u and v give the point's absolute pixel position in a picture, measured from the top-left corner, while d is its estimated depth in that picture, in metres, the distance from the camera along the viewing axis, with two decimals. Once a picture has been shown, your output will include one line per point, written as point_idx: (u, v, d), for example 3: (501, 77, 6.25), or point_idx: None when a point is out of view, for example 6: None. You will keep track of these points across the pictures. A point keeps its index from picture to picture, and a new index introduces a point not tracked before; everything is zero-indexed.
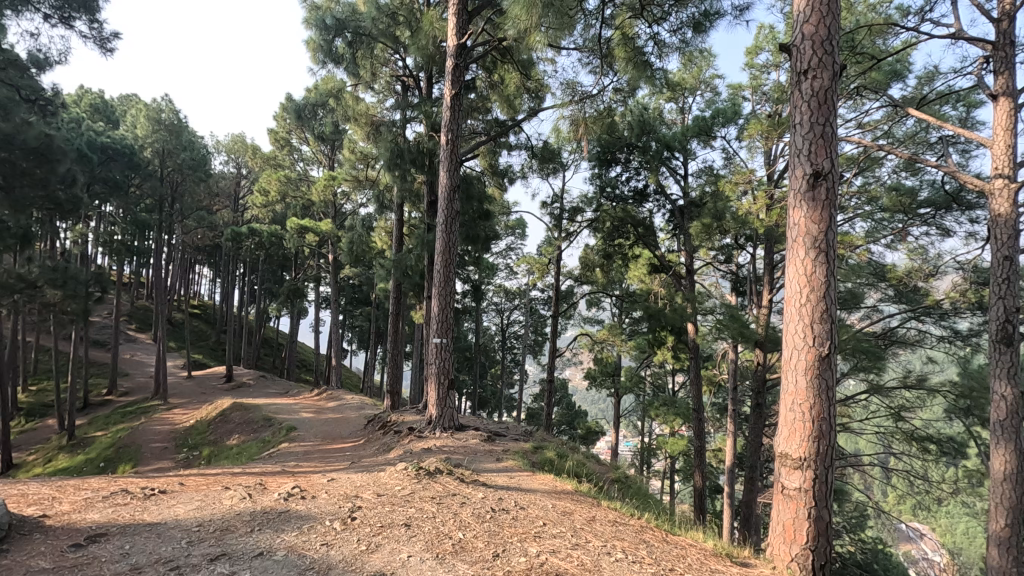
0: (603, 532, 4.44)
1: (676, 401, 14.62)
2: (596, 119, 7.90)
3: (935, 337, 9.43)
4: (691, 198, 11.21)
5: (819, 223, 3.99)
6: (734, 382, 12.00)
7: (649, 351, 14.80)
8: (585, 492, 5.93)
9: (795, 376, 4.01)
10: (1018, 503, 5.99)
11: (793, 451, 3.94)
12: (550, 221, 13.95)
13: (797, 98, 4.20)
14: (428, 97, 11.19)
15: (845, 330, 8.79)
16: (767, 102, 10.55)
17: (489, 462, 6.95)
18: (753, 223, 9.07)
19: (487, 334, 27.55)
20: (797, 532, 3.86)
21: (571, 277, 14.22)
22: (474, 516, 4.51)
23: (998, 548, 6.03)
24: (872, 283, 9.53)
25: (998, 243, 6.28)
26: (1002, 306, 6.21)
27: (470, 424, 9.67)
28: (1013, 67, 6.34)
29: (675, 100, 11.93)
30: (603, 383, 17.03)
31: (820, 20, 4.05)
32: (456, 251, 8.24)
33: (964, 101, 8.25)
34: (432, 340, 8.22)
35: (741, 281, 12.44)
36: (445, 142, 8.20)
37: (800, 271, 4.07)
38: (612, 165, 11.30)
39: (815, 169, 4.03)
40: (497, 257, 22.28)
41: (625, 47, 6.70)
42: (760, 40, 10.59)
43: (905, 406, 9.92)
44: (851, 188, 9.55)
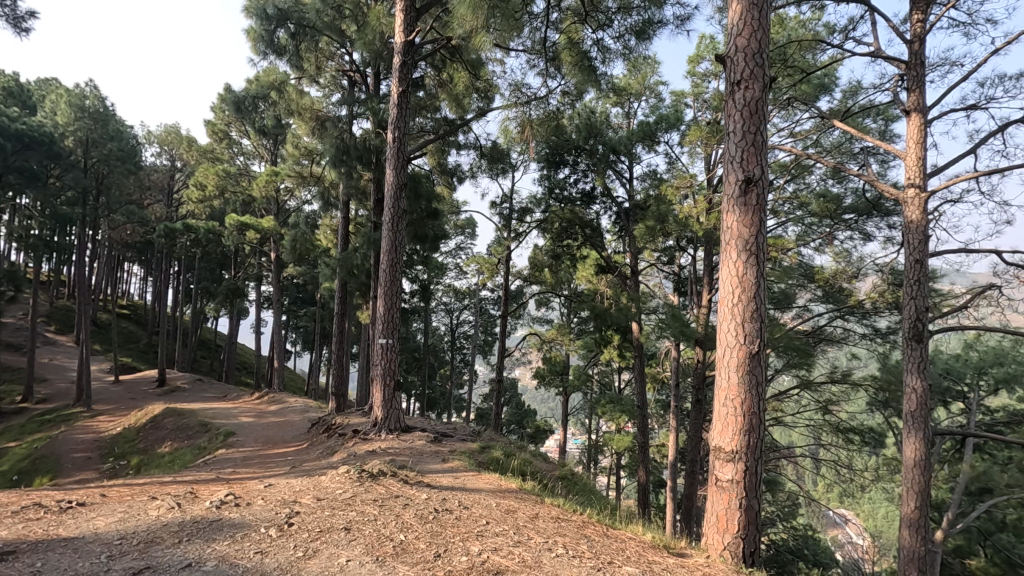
0: (545, 529, 4.50)
1: (622, 398, 14.95)
2: (543, 120, 7.99)
3: (858, 334, 10.07)
4: (636, 201, 11.56)
5: (750, 226, 4.20)
6: (676, 379, 12.41)
7: (596, 350, 15.11)
8: (529, 490, 5.98)
9: (726, 373, 4.20)
10: (925, 487, 6.50)
11: (725, 444, 4.12)
12: (499, 221, 14.00)
13: (730, 107, 4.40)
14: (375, 94, 11.00)
15: (778, 328, 9.26)
16: (707, 109, 10.98)
17: (434, 462, 6.91)
18: (693, 225, 9.41)
19: (436, 335, 27.30)
20: (729, 522, 4.05)
21: (520, 277, 14.31)
22: (417, 517, 4.47)
23: (908, 529, 6.53)
24: (802, 284, 10.11)
25: (910, 247, 6.78)
26: (914, 306, 6.70)
27: (416, 425, 9.57)
28: (924, 85, 6.88)
29: (621, 105, 12.22)
30: (551, 383, 17.19)
31: (752, 33, 4.27)
32: (403, 251, 8.13)
33: (883, 114, 8.87)
34: (378, 341, 8.07)
35: (682, 282, 12.87)
36: (391, 139, 8.07)
37: (732, 273, 4.26)
38: (560, 166, 11.45)
39: (746, 175, 4.24)
40: (447, 256, 22.12)
41: (572, 51, 6.79)
42: (701, 50, 11.02)
43: (832, 401, 10.55)
44: (784, 194, 10.09)
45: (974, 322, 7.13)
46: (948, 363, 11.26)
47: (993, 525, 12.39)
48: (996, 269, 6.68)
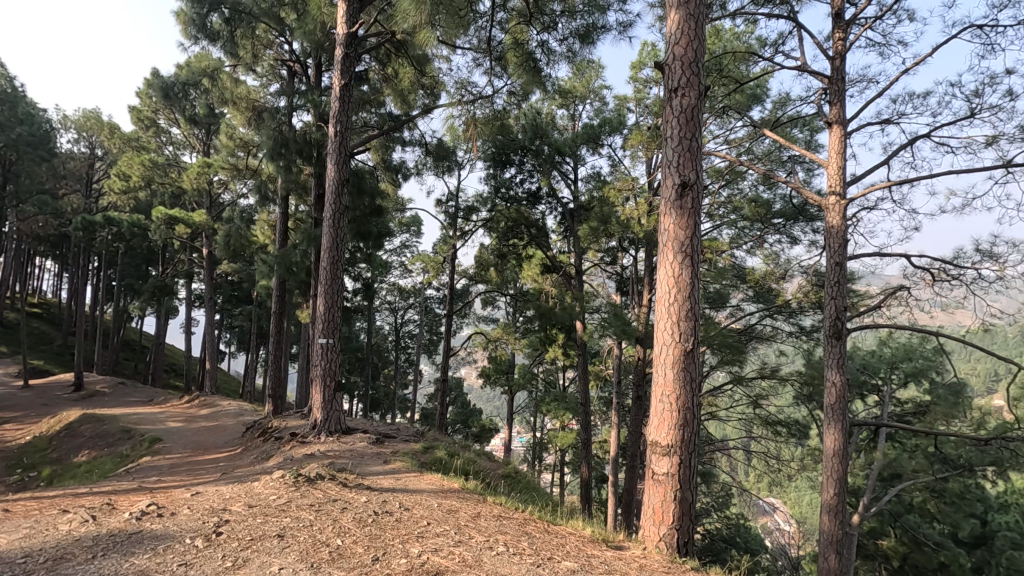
0: (487, 528, 4.50)
1: (566, 396, 15.14)
2: (488, 119, 7.97)
3: (785, 332, 10.67)
4: (581, 201, 11.76)
5: (686, 229, 4.36)
6: (618, 376, 12.71)
7: (541, 348, 15.24)
8: (472, 489, 5.98)
9: (663, 370, 4.34)
10: (843, 474, 6.97)
11: (662, 439, 4.25)
12: (445, 220, 13.89)
13: (668, 113, 4.54)
14: (316, 86, 10.65)
15: (713, 327, 9.66)
16: (648, 114, 11.31)
17: (376, 464, 6.78)
18: (635, 227, 9.69)
19: (380, 334, 26.75)
20: (664, 513, 4.19)
21: (465, 276, 14.24)
22: (356, 521, 4.37)
23: (828, 514, 6.98)
24: (735, 284, 10.64)
25: (831, 251, 7.26)
26: (834, 306, 7.16)
27: (357, 426, 9.35)
28: (844, 100, 7.36)
29: (566, 107, 12.40)
30: (496, 382, 17.20)
31: (688, 43, 4.42)
32: (344, 248, 7.92)
33: (808, 125, 9.43)
34: (317, 340, 7.82)
35: (625, 282, 13.19)
36: (333, 134, 7.84)
37: (668, 273, 4.41)
38: (506, 166, 11.48)
39: (683, 179, 4.40)
40: (391, 254, 21.73)
41: (518, 51, 6.81)
42: (644, 57, 11.33)
43: (762, 395, 11.05)
44: (718, 198, 10.54)
45: (886, 320, 7.72)
46: (865, 359, 12.11)
47: (902, 508, 13.44)
48: (906, 272, 7.28)
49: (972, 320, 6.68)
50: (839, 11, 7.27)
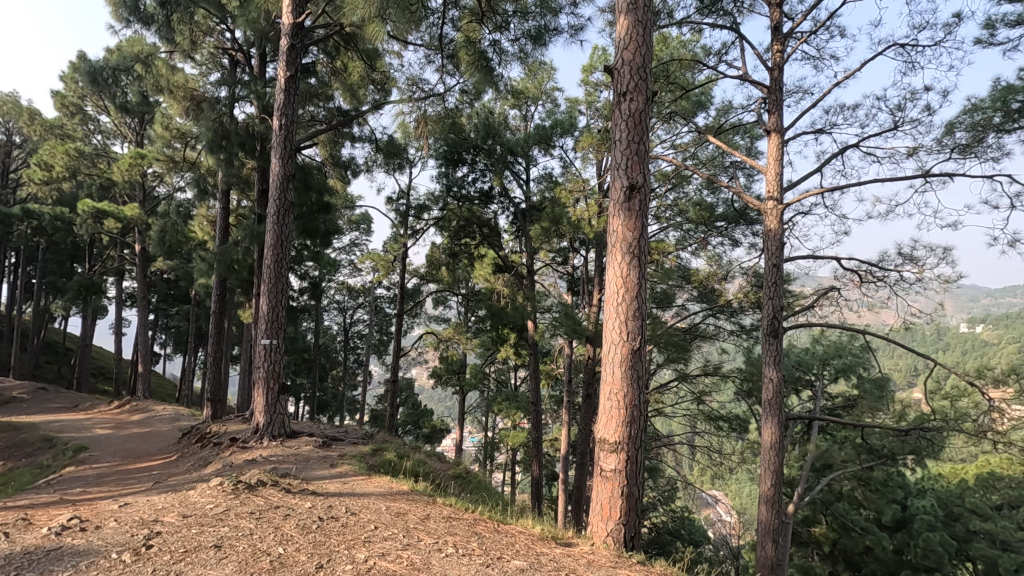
0: (436, 529, 4.45)
1: (517, 395, 15.21)
2: (440, 117, 7.87)
3: (727, 330, 11.06)
4: (533, 202, 11.83)
5: (634, 230, 4.45)
6: (569, 375, 12.85)
7: (493, 348, 15.23)
8: (421, 491, 5.90)
9: (611, 368, 4.41)
10: (779, 466, 7.31)
11: (609, 436, 4.32)
12: (395, 218, 13.66)
13: (617, 117, 4.63)
14: (260, 77, 10.24)
15: (660, 326, 9.93)
16: (599, 117, 11.51)
17: (322, 468, 6.58)
18: (585, 227, 9.86)
19: (328, 334, 26.04)
20: (611, 509, 4.26)
21: (416, 276, 14.07)
22: (299, 527, 4.22)
23: (765, 505, 7.31)
24: (680, 285, 10.98)
25: (769, 253, 7.60)
26: (771, 305, 7.49)
27: (303, 429, 9.04)
28: (781, 109, 7.72)
29: (519, 107, 12.44)
30: (448, 382, 17.08)
31: (636, 49, 4.52)
32: (289, 246, 7.65)
33: (749, 133, 9.84)
34: (260, 341, 7.53)
35: (576, 282, 13.36)
36: (277, 126, 7.56)
37: (617, 273, 4.49)
38: (458, 165, 11.41)
39: (630, 182, 4.49)
40: (339, 252, 21.18)
41: (471, 49, 6.75)
42: (595, 61, 11.52)
43: (705, 391, 11.47)
44: (665, 202, 10.84)
45: (819, 319, 8.15)
46: (799, 356, 12.78)
47: (833, 496, 14.27)
48: (836, 273, 7.71)
49: (895, 319, 7.09)
50: (777, 25, 7.61)
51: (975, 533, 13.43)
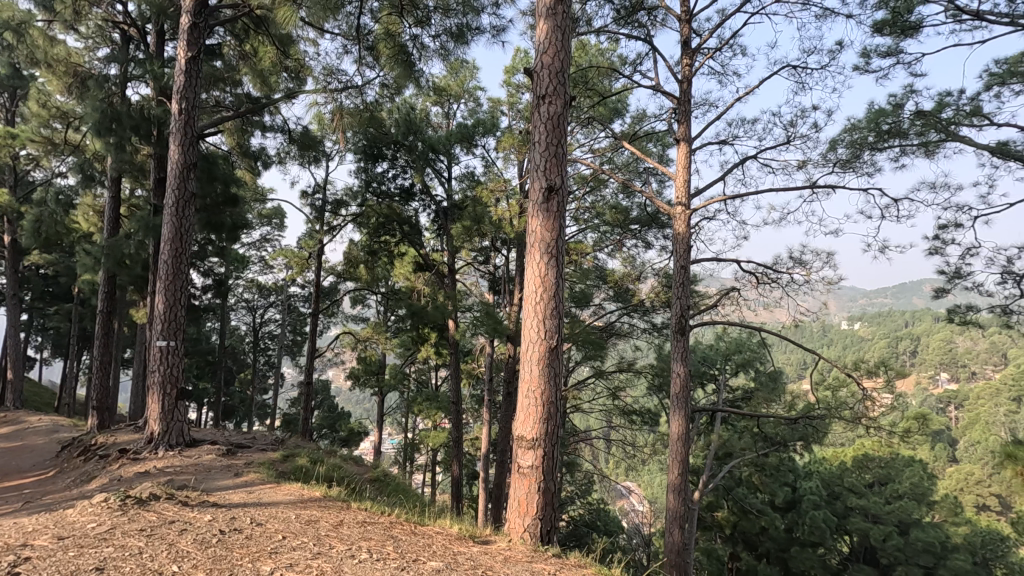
0: (350, 536, 4.30)
1: (438, 395, 15.05)
2: (357, 110, 7.59)
3: (641, 328, 11.47)
4: (454, 201, 11.74)
5: (552, 231, 4.54)
6: (490, 373, 12.88)
7: (413, 347, 14.97)
8: (335, 496, 5.69)
9: (529, 366, 4.48)
10: (685, 456, 7.74)
11: (527, 433, 4.38)
12: (310, 213, 13.05)
13: (535, 119, 4.70)
14: (156, 55, 9.41)
15: (578, 324, 10.22)
16: (520, 119, 11.64)
17: (225, 478, 6.16)
18: (506, 227, 9.95)
19: (235, 335, 24.44)
20: (529, 505, 4.32)
21: (333, 274, 13.53)
22: (197, 543, 3.92)
23: (673, 493, 7.72)
24: (597, 285, 11.33)
25: (678, 255, 8.03)
26: (680, 305, 7.93)
27: (205, 437, 8.42)
28: (690, 120, 8.18)
29: (441, 105, 12.30)
30: (366, 384, 16.58)
31: (555, 53, 4.61)
32: (189, 241, 7.09)
33: (661, 141, 10.35)
34: (154, 342, 6.92)
35: (497, 281, 13.41)
36: (176, 110, 6.97)
37: (535, 273, 4.56)
38: (378, 160, 11.04)
39: (549, 184, 4.58)
40: (248, 248, 19.93)
41: (391, 43, 6.58)
42: (517, 62, 11.63)
43: (620, 386, 12.01)
44: (583, 204, 11.17)
45: (722, 318, 8.73)
46: (705, 352, 13.64)
47: (733, 482, 15.33)
48: (737, 275, 8.27)
49: (787, 317, 7.76)
50: (686, 40, 8.06)
51: (852, 510, 15.00)
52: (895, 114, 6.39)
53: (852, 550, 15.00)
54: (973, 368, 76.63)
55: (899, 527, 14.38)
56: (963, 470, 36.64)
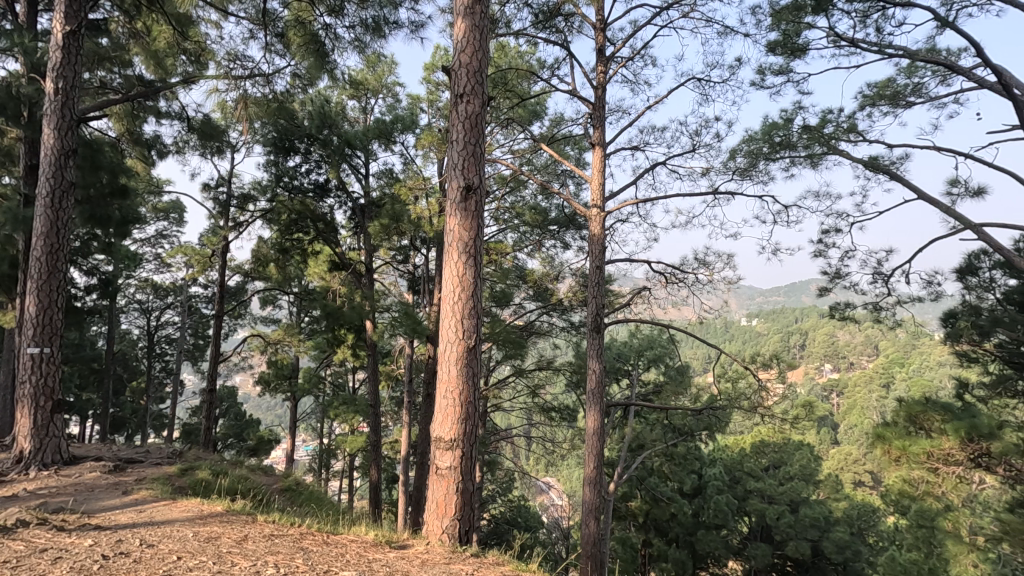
0: (255, 551, 4.05)
1: (355, 398, 14.57)
2: (265, 100, 7.13)
3: (560, 327, 11.67)
4: (372, 198, 11.39)
5: (470, 230, 4.53)
6: (410, 375, 12.63)
7: (328, 349, 14.38)
8: (239, 510, 5.33)
9: (447, 366, 4.43)
10: (600, 449, 7.99)
11: (445, 434, 4.33)
12: (214, 208, 12.16)
13: (453, 117, 4.66)
14: (27, 27, 8.36)
15: (498, 323, 10.27)
16: (440, 117, 11.51)
17: (111, 498, 5.59)
18: (426, 227, 9.85)
19: (126, 340, 22.29)
20: (447, 506, 4.28)
21: (239, 273, 12.69)
22: (75, 571, 3.52)
23: (589, 486, 7.92)
24: (517, 284, 11.47)
25: (593, 256, 8.29)
26: (595, 304, 8.19)
27: (87, 453, 7.59)
28: (604, 125, 8.47)
29: (357, 99, 11.92)
30: (277, 389, 15.70)
31: (473, 52, 4.59)
32: (67, 236, 6.36)
33: (577, 145, 10.65)
34: (24, 350, 6.14)
35: (416, 281, 13.19)
36: (51, 90, 6.23)
37: (453, 272, 4.52)
38: (289, 154, 10.41)
39: (467, 183, 4.55)
40: (142, 244, 18.26)
41: (301, 31, 6.23)
42: (436, 60, 11.48)
43: (539, 384, 12.25)
44: (503, 205, 11.26)
45: (635, 316, 9.09)
46: (619, 348, 14.22)
47: (645, 472, 16.05)
48: (648, 275, 8.64)
49: (693, 315, 8.24)
50: (601, 47, 8.34)
51: (750, 492, 16.20)
52: (785, 128, 6.97)
53: (751, 530, 16.21)
54: (851, 358, 85.66)
55: (791, 506, 15.73)
56: (843, 451, 40.78)
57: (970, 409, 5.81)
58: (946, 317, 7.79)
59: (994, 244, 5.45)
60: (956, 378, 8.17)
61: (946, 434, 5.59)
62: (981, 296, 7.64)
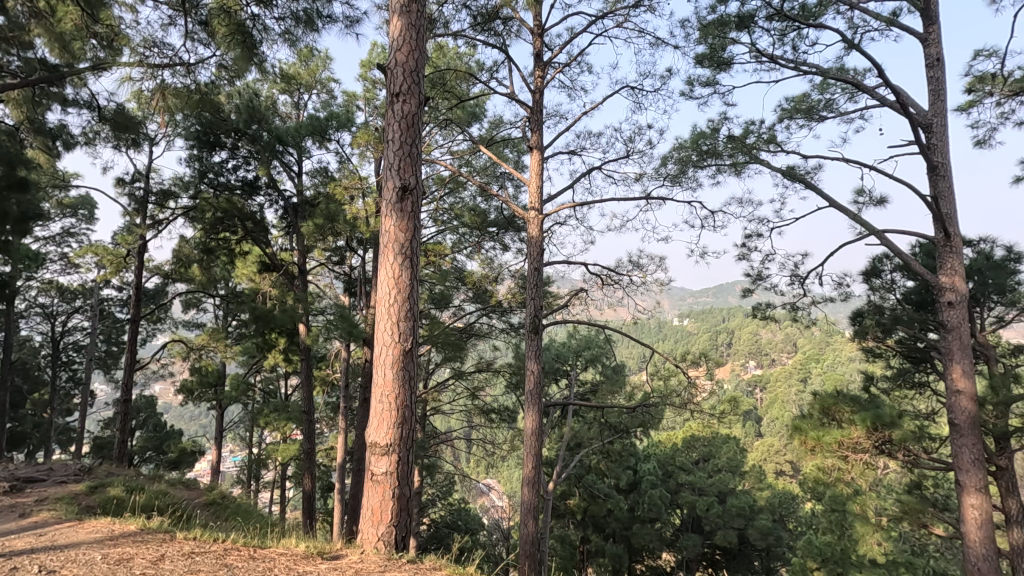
0: (173, 570, 3.80)
1: (288, 405, 13.98)
2: (187, 93, 6.67)
3: (499, 329, 11.64)
4: (305, 197, 10.97)
5: (406, 231, 4.45)
6: (346, 380, 12.24)
7: (257, 354, 13.72)
8: (155, 527, 4.98)
9: (382, 370, 4.33)
10: (539, 449, 8.07)
11: (380, 439, 4.23)
12: (129, 204, 11.30)
13: (389, 117, 4.57)
14: None
15: (437, 325, 10.14)
16: (377, 115, 11.26)
17: (5, 522, 5.07)
18: (362, 227, 9.64)
19: (27, 347, 20.34)
20: (382, 513, 4.17)
21: (158, 274, 11.88)
22: None
23: (528, 486, 7.96)
24: (456, 286, 11.42)
25: (531, 257, 8.37)
26: (533, 305, 8.25)
27: None
28: (542, 129, 8.57)
29: (289, 94, 11.45)
30: (200, 397, 14.78)
31: (409, 52, 4.52)
32: None
33: (516, 147, 10.73)
34: None
35: (353, 283, 12.82)
36: None
37: (389, 274, 4.43)
38: (214, 148, 9.83)
39: (403, 183, 4.47)
40: (45, 243, 16.73)
41: (226, 20, 5.90)
42: (373, 57, 11.24)
43: (479, 386, 12.21)
44: (442, 206, 11.19)
45: (573, 317, 9.24)
46: (558, 349, 14.44)
47: (583, 470, 16.38)
48: (585, 276, 8.81)
49: (628, 315, 8.49)
50: (539, 52, 8.44)
51: (683, 485, 16.87)
52: (712, 137, 7.33)
53: (683, 521, 16.90)
54: (773, 355, 90.90)
55: (719, 497, 16.52)
56: (766, 444, 43.31)
57: (875, 401, 6.34)
58: (855, 315, 8.44)
59: (895, 248, 5.95)
60: (863, 372, 8.85)
61: (854, 424, 6.07)
62: (883, 296, 8.34)
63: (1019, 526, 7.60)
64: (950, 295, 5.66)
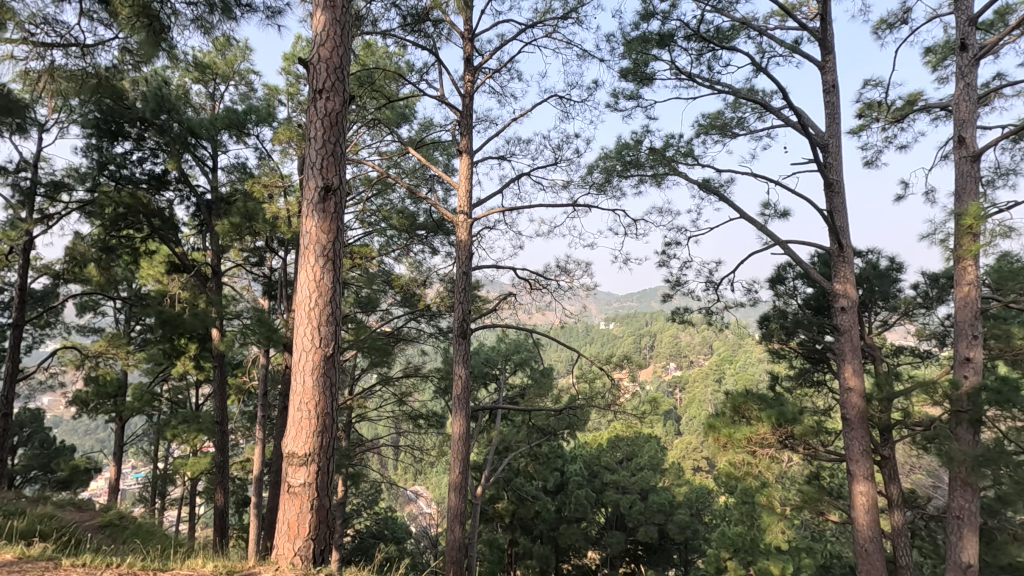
0: None
1: (199, 415, 13.07)
2: (82, 76, 6.07)
3: (428, 333, 11.50)
4: (220, 193, 10.35)
5: (329, 232, 4.29)
6: (264, 387, 11.60)
7: (164, 361, 12.73)
8: (36, 555, 4.47)
9: (302, 376, 4.14)
10: (466, 453, 8.01)
11: (298, 449, 4.04)
12: (13, 196, 10.16)
13: (311, 114, 4.40)
14: None
15: (363, 330, 9.86)
16: (301, 111, 10.82)
17: None
18: (283, 227, 9.23)
19: None
20: (300, 526, 3.98)
21: (47, 274, 10.74)
22: None
23: (455, 492, 7.87)
24: (384, 289, 11.16)
25: (460, 261, 8.34)
26: (462, 309, 8.21)
27: None
28: (471, 133, 8.58)
29: (203, 84, 10.77)
30: (97, 409, 13.51)
31: (334, 48, 4.38)
32: None
33: (446, 151, 10.67)
34: None
35: (273, 285, 12.20)
36: None
37: (309, 276, 4.25)
38: (117, 139, 9.05)
39: (326, 183, 4.31)
40: None
41: (130, 2, 5.45)
42: (297, 51, 10.80)
43: (407, 392, 11.96)
44: (369, 208, 10.91)
45: (501, 321, 9.27)
46: (488, 353, 14.46)
47: (512, 473, 16.45)
48: (514, 281, 8.87)
49: (556, 318, 8.63)
50: (469, 57, 8.45)
51: (607, 485, 17.34)
52: (635, 148, 7.62)
53: (608, 519, 17.37)
54: (691, 357, 95.62)
55: (642, 494, 17.13)
56: (685, 440, 45.41)
57: (779, 398, 6.82)
58: (762, 319, 9.04)
59: (796, 257, 6.45)
60: (770, 372, 9.49)
61: (762, 421, 6.49)
62: (787, 301, 8.93)
63: (900, 509, 8.37)
64: (843, 300, 6.21)
